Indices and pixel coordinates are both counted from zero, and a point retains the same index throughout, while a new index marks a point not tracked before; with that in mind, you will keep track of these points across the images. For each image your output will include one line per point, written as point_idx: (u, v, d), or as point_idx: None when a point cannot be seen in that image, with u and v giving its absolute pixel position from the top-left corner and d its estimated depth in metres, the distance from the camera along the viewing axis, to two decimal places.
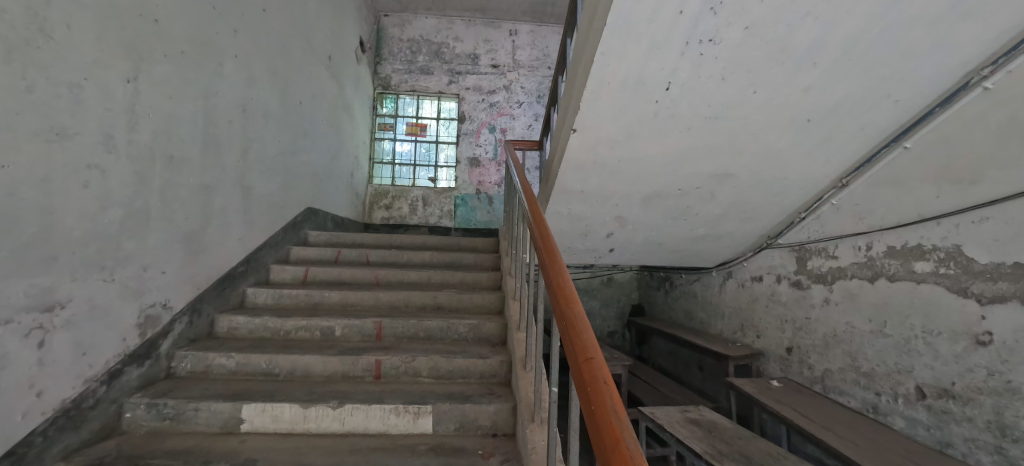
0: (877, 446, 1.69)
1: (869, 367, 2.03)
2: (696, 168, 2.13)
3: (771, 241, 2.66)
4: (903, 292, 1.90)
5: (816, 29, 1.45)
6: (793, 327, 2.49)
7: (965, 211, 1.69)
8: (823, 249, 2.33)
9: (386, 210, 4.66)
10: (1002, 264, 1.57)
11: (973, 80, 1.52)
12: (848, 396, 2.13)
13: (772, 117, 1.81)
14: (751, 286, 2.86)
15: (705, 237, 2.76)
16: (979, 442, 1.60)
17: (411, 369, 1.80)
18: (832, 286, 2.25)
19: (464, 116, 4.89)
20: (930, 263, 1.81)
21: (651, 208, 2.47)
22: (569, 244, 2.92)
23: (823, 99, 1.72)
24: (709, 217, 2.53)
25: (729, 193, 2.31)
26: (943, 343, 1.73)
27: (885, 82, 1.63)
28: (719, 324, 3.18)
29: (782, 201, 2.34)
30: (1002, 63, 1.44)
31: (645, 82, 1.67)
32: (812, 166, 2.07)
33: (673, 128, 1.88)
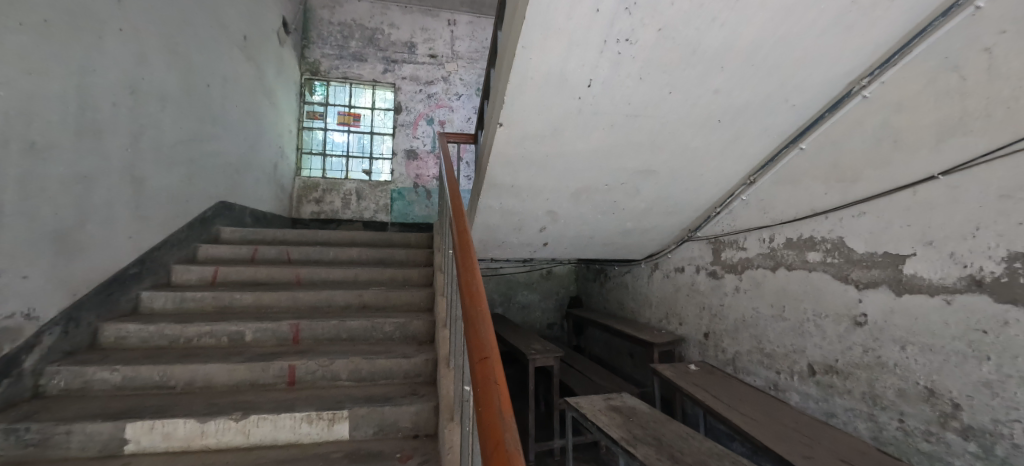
0: (773, 419, 1.84)
1: (770, 348, 2.22)
2: (620, 164, 2.19)
3: (691, 234, 2.82)
4: (798, 280, 2.09)
5: (724, 33, 1.52)
6: (709, 314, 2.67)
7: (847, 206, 1.87)
8: (734, 241, 2.50)
9: (316, 204, 4.41)
10: (877, 253, 1.75)
11: (854, 89, 1.73)
12: (753, 375, 2.33)
13: (688, 116, 1.90)
14: (674, 277, 3.03)
15: (633, 231, 2.88)
16: (856, 411, 1.80)
17: (330, 373, 1.70)
18: (742, 275, 2.43)
19: (400, 106, 4.72)
20: (819, 252, 2.00)
21: (581, 203, 2.53)
22: (503, 239, 2.93)
23: (731, 102, 1.84)
24: (636, 211, 2.64)
25: (652, 189, 2.42)
26: (829, 325, 1.93)
27: (783, 88, 1.77)
28: (647, 313, 3.35)
29: (699, 196, 2.49)
30: (877, 74, 1.65)
31: (568, 78, 1.68)
32: (724, 164, 2.22)
33: (597, 125, 1.92)
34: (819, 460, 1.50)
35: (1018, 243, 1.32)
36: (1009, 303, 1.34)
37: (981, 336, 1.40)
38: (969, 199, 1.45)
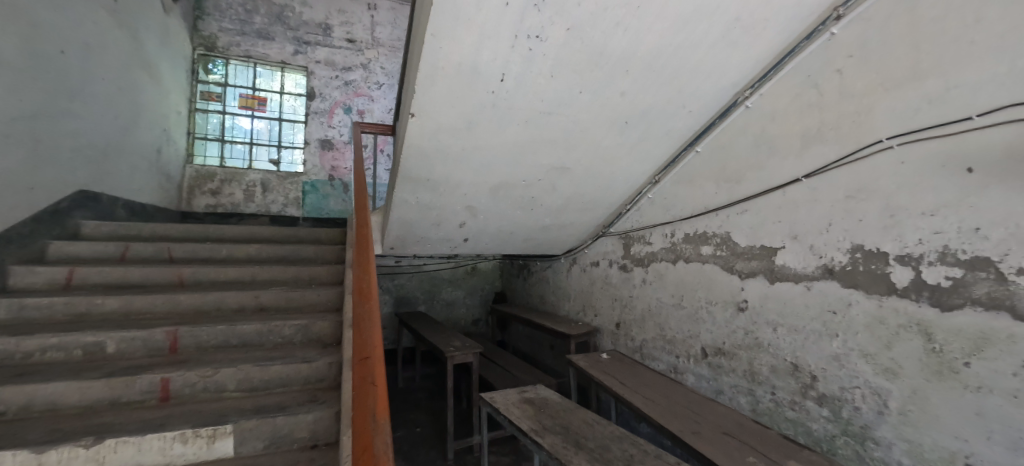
0: (670, 400, 1.98)
1: (671, 334, 2.41)
2: (536, 161, 2.23)
3: (605, 230, 2.97)
4: (694, 272, 2.29)
5: (627, 39, 1.60)
6: (620, 305, 2.84)
7: (733, 205, 2.06)
8: (642, 236, 2.67)
9: (212, 196, 3.98)
10: (756, 246, 1.96)
11: (739, 100, 1.95)
12: (657, 360, 2.51)
13: (598, 116, 1.98)
14: (590, 271, 3.17)
15: (551, 227, 2.96)
16: (738, 387, 2.01)
17: (213, 384, 1.52)
18: (648, 268, 2.61)
19: (313, 92, 4.39)
20: (711, 246, 2.19)
21: (500, 199, 2.54)
22: (423, 234, 2.86)
23: (636, 104, 1.94)
24: (553, 207, 2.71)
25: (568, 186, 2.49)
26: (718, 311, 2.13)
27: (681, 95, 1.92)
28: (566, 306, 3.47)
29: (611, 193, 2.63)
30: (757, 87, 1.87)
31: (480, 71, 1.65)
32: (632, 163, 2.36)
33: (512, 121, 1.93)
34: (705, 433, 1.64)
35: (859, 236, 1.54)
36: (851, 287, 1.57)
37: (833, 316, 1.63)
38: (824, 198, 1.66)
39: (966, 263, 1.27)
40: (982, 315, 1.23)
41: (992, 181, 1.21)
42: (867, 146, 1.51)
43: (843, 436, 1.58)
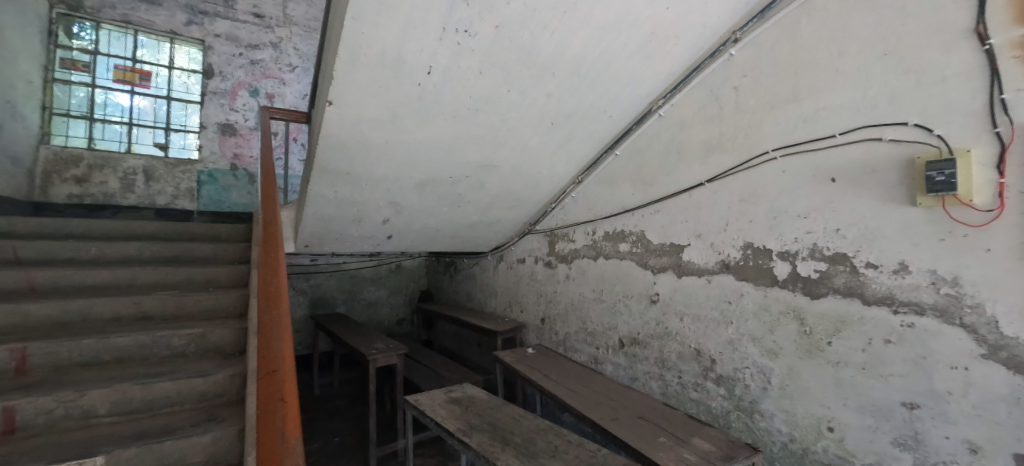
0: (591, 389, 2.08)
1: (591, 327, 2.54)
2: (463, 157, 2.20)
3: (531, 227, 3.03)
4: (612, 267, 2.43)
5: (553, 43, 1.64)
6: (545, 300, 2.92)
7: (646, 205, 2.21)
8: (565, 233, 2.76)
9: (77, 184, 3.36)
10: (666, 243, 2.12)
11: (653, 108, 2.12)
12: (579, 352, 2.63)
13: (525, 116, 2.01)
14: (516, 267, 3.22)
15: (478, 224, 2.96)
16: (650, 373, 2.18)
17: (79, 409, 1.28)
18: (571, 265, 2.71)
19: (211, 70, 3.89)
20: (627, 244, 2.33)
21: (426, 195, 2.47)
22: (342, 231, 2.69)
23: (561, 107, 2.01)
24: (480, 205, 2.70)
25: (495, 183, 2.50)
26: (634, 304, 2.29)
27: (603, 101, 2.03)
28: (493, 302, 3.50)
29: (537, 192, 2.69)
30: (669, 98, 2.05)
31: (406, 62, 1.58)
32: (557, 164, 2.44)
33: (439, 116, 1.88)
34: (622, 419, 1.75)
35: (750, 234, 1.75)
36: (743, 279, 1.77)
37: (728, 305, 1.83)
38: (723, 200, 1.85)
39: (830, 258, 1.50)
40: (840, 301, 1.47)
41: (849, 190, 1.45)
42: (755, 157, 1.72)
43: (735, 411, 1.79)
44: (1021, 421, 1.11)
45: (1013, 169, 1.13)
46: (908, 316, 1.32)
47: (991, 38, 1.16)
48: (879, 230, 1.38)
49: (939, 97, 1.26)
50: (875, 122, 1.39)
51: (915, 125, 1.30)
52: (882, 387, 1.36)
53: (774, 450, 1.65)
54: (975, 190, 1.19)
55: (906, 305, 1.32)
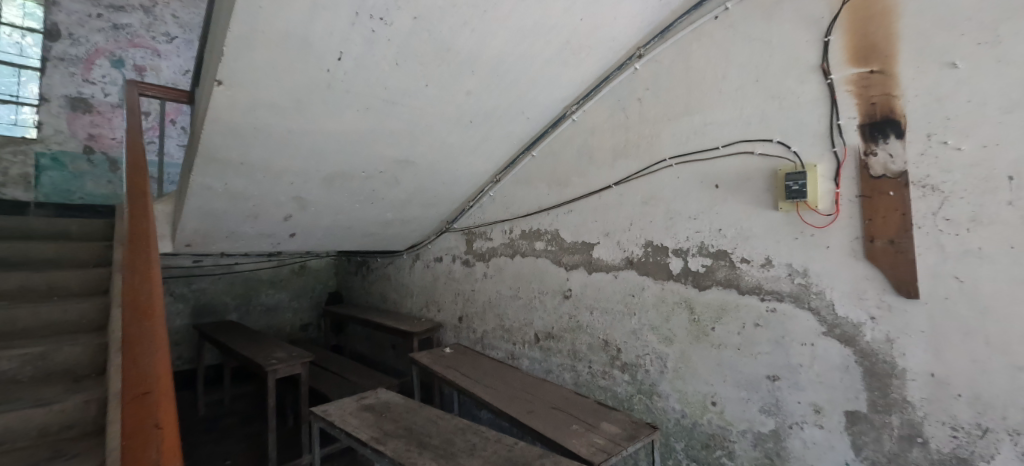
0: (507, 384, 2.12)
1: (508, 324, 2.59)
2: (377, 151, 2.08)
3: (449, 225, 2.99)
4: (528, 265, 2.49)
5: (473, 40, 1.62)
6: (463, 299, 2.91)
7: (561, 205, 2.31)
8: (483, 232, 2.77)
9: None
10: (578, 241, 2.24)
11: (567, 113, 2.23)
12: (496, 349, 2.67)
13: (444, 112, 1.97)
14: (433, 266, 3.16)
15: (393, 221, 2.84)
16: (563, 365, 2.29)
17: None
18: (488, 263, 2.74)
19: (56, 30, 3.18)
20: (543, 242, 2.41)
21: (335, 190, 2.30)
22: (234, 228, 2.41)
23: (480, 106, 2.01)
24: (396, 201, 2.59)
25: (411, 179, 2.41)
26: (548, 300, 2.38)
27: (520, 103, 2.08)
28: (408, 303, 3.39)
29: (455, 190, 2.67)
30: (581, 105, 2.17)
31: (312, 45, 1.44)
32: (475, 162, 2.44)
33: (351, 106, 1.76)
34: (537, 411, 1.81)
35: (650, 233, 1.92)
36: (644, 274, 1.95)
37: (632, 298, 1.99)
38: (627, 202, 2.01)
39: (714, 254, 1.71)
40: (722, 291, 1.69)
41: (729, 195, 1.67)
42: (655, 163, 1.90)
43: (638, 395, 1.96)
44: (849, 383, 1.39)
45: (844, 182, 1.40)
46: (771, 303, 1.56)
47: (832, 74, 1.42)
48: (751, 230, 1.61)
49: (795, 120, 1.50)
50: (749, 138, 1.61)
51: (778, 142, 1.54)
52: (753, 363, 1.60)
53: (669, 427, 1.84)
54: (819, 198, 1.45)
55: (770, 293, 1.56)
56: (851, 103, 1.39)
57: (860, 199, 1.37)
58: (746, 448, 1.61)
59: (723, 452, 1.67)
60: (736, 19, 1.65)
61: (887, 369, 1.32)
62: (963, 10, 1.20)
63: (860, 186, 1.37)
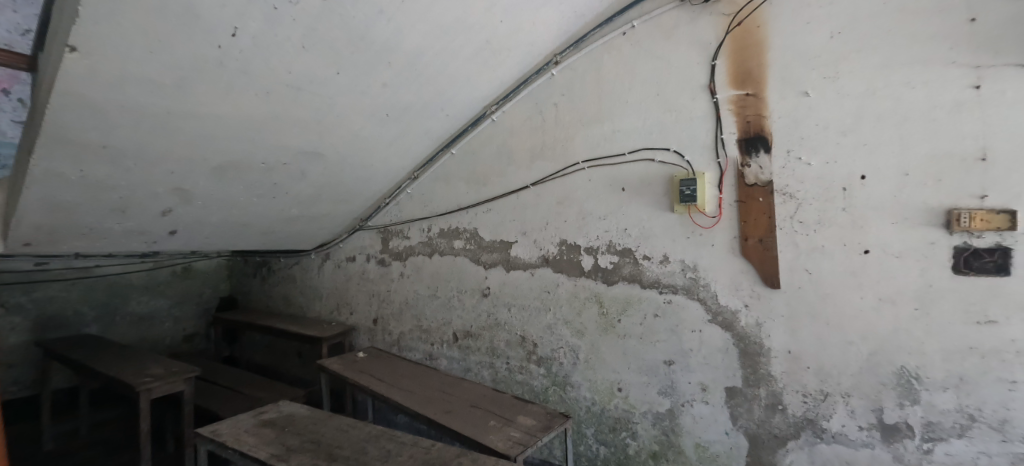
0: (425, 385, 2.08)
1: (426, 324, 2.54)
2: (280, 141, 1.89)
3: (362, 223, 2.83)
4: (447, 264, 2.46)
5: (390, 31, 1.54)
6: (378, 300, 2.78)
7: (480, 204, 2.31)
8: (400, 230, 2.67)
9: None
10: (496, 240, 2.26)
11: (487, 113, 2.24)
12: (413, 351, 2.60)
13: (358, 103, 1.84)
14: (345, 266, 2.97)
15: (299, 218, 2.62)
16: (482, 363, 2.30)
17: None
18: (406, 262, 2.65)
19: None
20: (462, 240, 2.40)
21: (228, 182, 2.04)
22: (94, 224, 2.03)
23: (397, 99, 1.93)
24: (302, 196, 2.39)
25: (320, 173, 2.24)
26: (467, 298, 2.37)
27: (439, 99, 2.04)
28: (316, 306, 3.15)
29: (370, 186, 2.53)
30: (501, 105, 2.20)
31: (199, 16, 1.18)
32: (392, 157, 2.35)
33: (248, 90, 1.54)
34: (455, 410, 1.80)
35: (564, 232, 2.02)
36: (559, 271, 2.04)
37: (547, 294, 2.07)
38: (544, 202, 2.08)
39: (620, 252, 1.85)
40: (627, 286, 1.84)
41: (633, 197, 1.81)
42: (569, 166, 1.99)
43: (552, 387, 2.04)
44: (728, 363, 1.60)
45: (726, 188, 1.61)
46: (668, 295, 1.73)
47: (717, 94, 1.62)
48: (652, 230, 1.77)
49: (688, 132, 1.69)
50: (650, 146, 1.77)
51: (674, 151, 1.71)
52: (652, 350, 1.76)
53: (581, 415, 1.95)
54: (706, 201, 1.64)
55: (667, 287, 1.73)
56: (732, 121, 1.60)
57: (738, 203, 1.58)
58: (647, 427, 1.77)
59: (627, 433, 1.82)
60: (640, 36, 1.80)
61: (756, 349, 1.55)
62: (813, 50, 1.45)
63: (737, 192, 1.58)
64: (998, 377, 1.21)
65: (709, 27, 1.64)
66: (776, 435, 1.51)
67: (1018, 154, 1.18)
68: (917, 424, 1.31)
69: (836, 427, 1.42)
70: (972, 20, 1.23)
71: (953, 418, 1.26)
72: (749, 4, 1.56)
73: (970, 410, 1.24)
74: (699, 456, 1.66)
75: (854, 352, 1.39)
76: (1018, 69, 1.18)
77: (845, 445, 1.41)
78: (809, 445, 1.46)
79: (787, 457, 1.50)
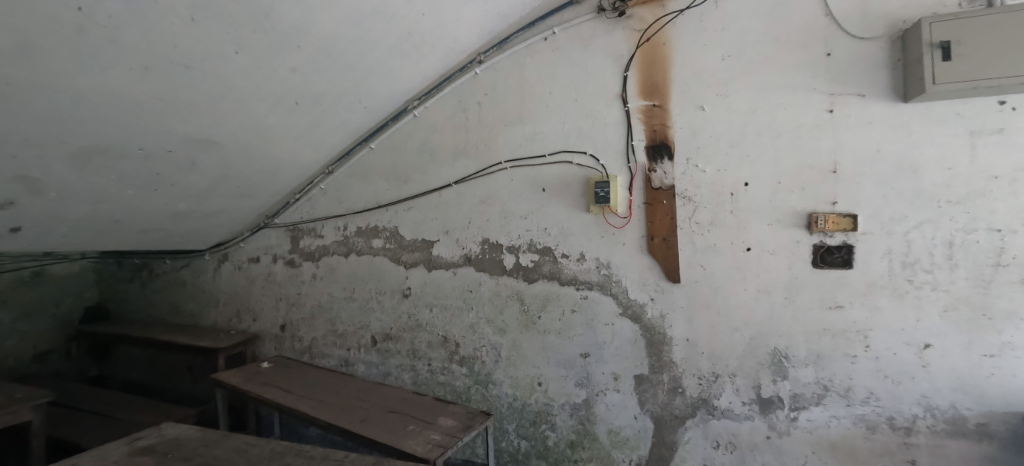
0: (340, 394, 1.95)
1: (342, 328, 2.39)
2: (164, 125, 1.60)
3: (268, 220, 2.58)
4: (365, 264, 2.34)
5: (300, 12, 1.40)
6: (286, 304, 2.56)
7: (400, 202, 2.23)
8: (312, 228, 2.48)
9: None
10: (418, 239, 2.20)
11: (409, 107, 2.17)
12: (327, 357, 2.43)
13: (261, 88, 1.65)
14: (247, 268, 2.68)
15: (189, 214, 2.31)
16: (402, 366, 2.23)
17: None
18: (318, 263, 2.47)
19: None
20: (381, 239, 2.29)
21: (93, 171, 1.70)
22: None
23: (309, 87, 1.78)
24: (192, 190, 2.10)
25: (215, 164, 1.97)
26: (386, 300, 2.28)
27: (356, 89, 1.93)
28: (211, 313, 2.80)
29: (277, 179, 2.32)
30: (423, 101, 2.15)
31: None
32: (303, 149, 2.17)
33: (121, 64, 1.26)
34: (373, 417, 1.71)
35: (487, 231, 2.03)
36: (481, 270, 2.04)
37: (470, 293, 2.07)
38: (467, 201, 2.07)
39: (540, 250, 1.91)
40: (547, 283, 1.90)
41: (553, 198, 1.88)
42: (492, 165, 2.01)
43: (475, 385, 2.04)
44: (637, 353, 1.72)
45: (635, 191, 1.73)
46: (584, 291, 1.82)
47: (629, 103, 1.74)
48: (570, 229, 1.85)
49: (602, 137, 1.79)
50: (568, 149, 1.85)
51: (590, 155, 1.81)
52: (570, 344, 1.84)
53: (503, 412, 1.97)
54: (618, 203, 1.75)
55: (583, 283, 1.83)
56: (641, 129, 1.73)
57: (646, 205, 1.71)
58: (565, 419, 1.85)
59: (547, 426, 1.88)
60: (560, 43, 1.87)
61: (661, 339, 1.69)
62: (708, 69, 1.62)
63: (645, 195, 1.71)
64: (844, 352, 1.46)
65: (622, 40, 1.76)
66: (677, 416, 1.67)
67: (858, 168, 1.44)
68: (786, 396, 1.53)
69: (724, 404, 1.61)
70: (827, 54, 1.47)
71: (812, 389, 1.49)
72: (656, 22, 1.70)
73: (825, 381, 1.48)
74: (612, 441, 1.77)
75: (739, 337, 1.59)
76: (859, 98, 1.44)
77: (732, 419, 1.60)
78: (703, 422, 1.63)
79: (685, 435, 1.66)
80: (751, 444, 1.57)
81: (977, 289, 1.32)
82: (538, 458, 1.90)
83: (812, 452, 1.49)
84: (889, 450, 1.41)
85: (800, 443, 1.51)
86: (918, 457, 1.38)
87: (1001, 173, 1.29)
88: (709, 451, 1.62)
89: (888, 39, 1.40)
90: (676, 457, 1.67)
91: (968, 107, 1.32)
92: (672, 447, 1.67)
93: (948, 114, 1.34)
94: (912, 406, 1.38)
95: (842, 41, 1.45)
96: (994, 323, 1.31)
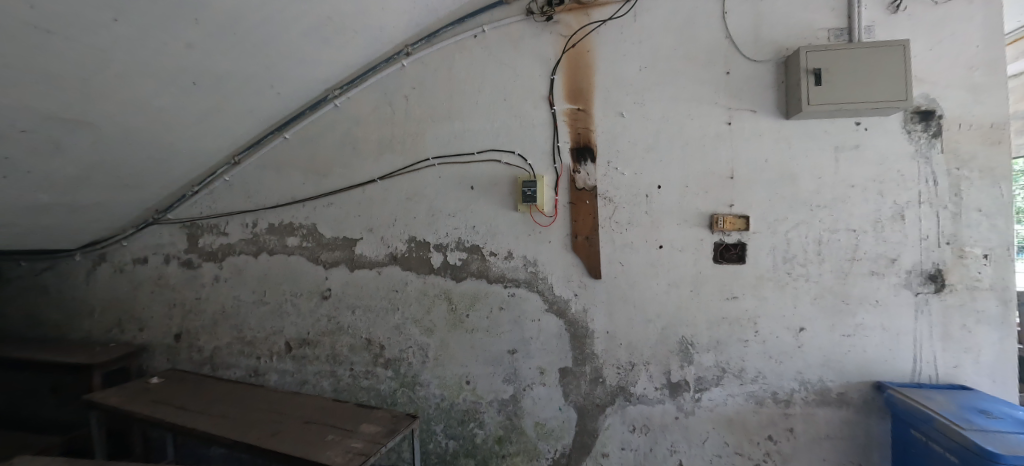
0: (248, 406, 1.78)
1: (251, 335, 2.18)
2: (16, 101, 1.33)
3: (159, 216, 2.27)
4: (278, 264, 2.15)
5: None
6: (181, 311, 2.27)
7: (319, 197, 2.08)
8: (214, 225, 2.22)
9: None
10: (339, 237, 2.07)
11: (330, 96, 2.03)
12: (233, 368, 2.20)
13: (149, 63, 1.44)
14: (131, 270, 2.33)
15: (51, 206, 1.95)
16: (321, 373, 2.08)
17: None
18: (222, 263, 2.22)
19: None
20: (297, 237, 2.13)
21: None
22: None
23: (208, 66, 1.58)
24: (56, 178, 1.77)
25: (86, 148, 1.68)
26: (303, 302, 2.12)
27: (267, 73, 1.77)
28: (84, 324, 2.40)
29: (169, 169, 2.04)
30: (346, 90, 2.02)
31: None
32: (202, 136, 1.94)
33: None
34: (287, 430, 1.59)
35: (414, 229, 1.97)
36: (407, 269, 1.98)
37: (395, 293, 2.00)
38: (392, 197, 2.00)
39: (468, 249, 1.90)
40: (475, 282, 1.90)
41: (481, 196, 1.88)
42: (420, 162, 1.95)
43: (401, 388, 1.98)
44: (562, 347, 1.79)
45: (561, 191, 1.79)
46: (512, 289, 1.85)
47: (555, 106, 1.80)
48: (498, 228, 1.86)
49: (530, 138, 1.83)
50: (497, 148, 1.86)
51: (518, 155, 1.84)
52: (497, 341, 1.86)
53: (430, 412, 1.93)
54: (545, 202, 1.80)
55: (511, 281, 1.85)
56: (566, 131, 1.79)
57: (570, 205, 1.78)
58: (493, 415, 1.86)
59: (475, 423, 1.88)
60: (490, 41, 1.87)
61: (583, 332, 1.77)
62: (627, 78, 1.73)
63: (570, 195, 1.78)
64: (738, 338, 1.64)
65: (549, 44, 1.81)
66: (598, 404, 1.76)
67: (750, 175, 1.63)
68: (691, 380, 1.69)
69: (640, 390, 1.73)
70: (727, 72, 1.64)
71: (712, 372, 1.67)
72: (581, 30, 1.77)
73: (722, 364, 1.66)
74: (538, 433, 1.82)
75: (652, 328, 1.72)
76: (752, 114, 1.62)
77: (646, 404, 1.72)
78: (621, 408, 1.74)
79: (606, 421, 1.76)
80: (663, 425, 1.71)
81: (839, 280, 1.56)
82: (466, 457, 1.89)
83: (713, 427, 1.67)
84: (773, 421, 1.62)
85: (703, 420, 1.67)
86: (795, 425, 1.60)
87: (857, 183, 1.55)
88: (626, 435, 1.74)
89: (775, 63, 1.60)
90: (598, 443, 1.76)
91: (833, 126, 1.56)
92: (593, 434, 1.76)
93: (820, 131, 1.57)
94: (790, 381, 1.60)
95: (739, 61, 1.63)
96: (851, 307, 1.56)
